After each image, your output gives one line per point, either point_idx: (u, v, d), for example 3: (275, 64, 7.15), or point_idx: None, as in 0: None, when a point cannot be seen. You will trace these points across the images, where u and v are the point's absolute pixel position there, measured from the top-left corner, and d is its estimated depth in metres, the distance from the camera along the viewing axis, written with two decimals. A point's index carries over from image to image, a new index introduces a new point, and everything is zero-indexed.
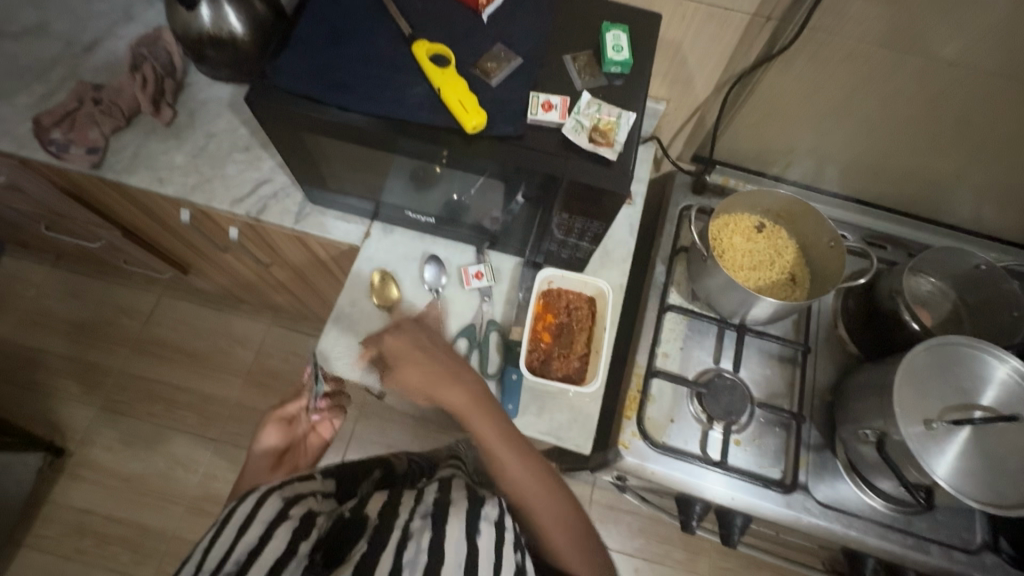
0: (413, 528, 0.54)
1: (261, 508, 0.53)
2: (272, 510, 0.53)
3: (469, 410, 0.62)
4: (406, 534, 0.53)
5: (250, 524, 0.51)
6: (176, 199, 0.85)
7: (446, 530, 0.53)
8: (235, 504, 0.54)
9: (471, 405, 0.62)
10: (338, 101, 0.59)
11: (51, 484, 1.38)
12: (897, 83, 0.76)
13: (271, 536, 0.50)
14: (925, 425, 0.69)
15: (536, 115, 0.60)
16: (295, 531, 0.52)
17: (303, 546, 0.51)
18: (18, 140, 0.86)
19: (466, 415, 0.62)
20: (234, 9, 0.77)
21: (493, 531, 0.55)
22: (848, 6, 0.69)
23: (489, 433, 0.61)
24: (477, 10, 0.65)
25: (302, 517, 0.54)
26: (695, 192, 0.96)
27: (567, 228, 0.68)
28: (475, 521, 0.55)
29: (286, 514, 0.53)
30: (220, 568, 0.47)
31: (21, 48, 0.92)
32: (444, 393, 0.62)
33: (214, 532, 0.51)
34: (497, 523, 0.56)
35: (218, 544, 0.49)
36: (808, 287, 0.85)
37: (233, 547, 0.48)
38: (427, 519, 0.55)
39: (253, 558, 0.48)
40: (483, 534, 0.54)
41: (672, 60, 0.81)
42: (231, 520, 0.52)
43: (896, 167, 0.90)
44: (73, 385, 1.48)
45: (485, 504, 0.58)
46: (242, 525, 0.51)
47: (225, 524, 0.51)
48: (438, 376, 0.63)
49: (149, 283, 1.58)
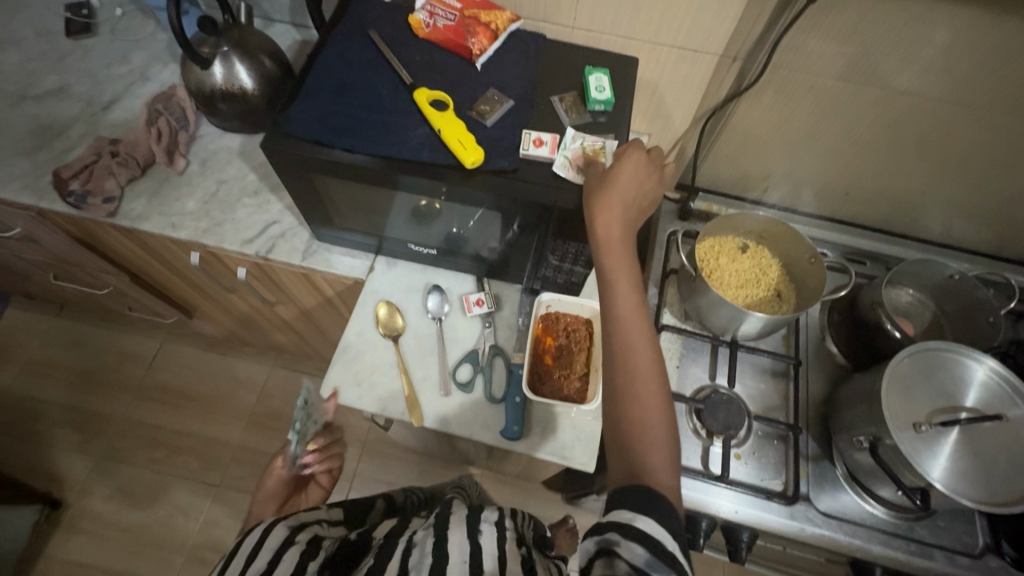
0: (416, 539, 0.54)
1: (269, 535, 0.54)
2: (278, 538, 0.54)
3: (614, 252, 0.57)
4: (410, 544, 0.53)
5: (259, 550, 0.52)
6: (187, 242, 0.89)
7: (448, 534, 0.52)
8: (243, 538, 0.55)
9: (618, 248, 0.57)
10: (346, 144, 0.64)
11: (47, 538, 1.35)
12: (857, 112, 0.83)
13: (281, 559, 0.51)
14: (914, 429, 0.72)
15: (528, 150, 0.65)
16: (304, 554, 0.53)
17: (313, 565, 0.52)
18: (37, 192, 0.90)
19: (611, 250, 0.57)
20: (245, 66, 0.83)
21: (493, 531, 0.55)
22: (805, 45, 0.76)
23: (621, 280, 0.56)
24: (471, 60, 0.72)
25: (308, 541, 0.55)
26: (681, 218, 1.02)
27: (561, 253, 0.74)
28: (474, 525, 0.54)
29: (293, 540, 0.54)
30: None
31: (42, 109, 0.99)
32: (604, 224, 0.58)
33: (223, 565, 0.52)
34: (498, 525, 0.56)
35: (230, 569, 0.51)
36: (793, 302, 0.90)
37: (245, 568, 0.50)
38: (429, 530, 0.54)
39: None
40: (484, 534, 0.53)
41: (651, 97, 0.88)
42: (239, 552, 0.52)
43: (866, 188, 0.96)
44: (73, 434, 1.47)
45: (483, 509, 0.58)
46: (252, 553, 0.52)
47: (235, 554, 0.52)
48: (618, 214, 0.58)
49: (152, 329, 1.61)
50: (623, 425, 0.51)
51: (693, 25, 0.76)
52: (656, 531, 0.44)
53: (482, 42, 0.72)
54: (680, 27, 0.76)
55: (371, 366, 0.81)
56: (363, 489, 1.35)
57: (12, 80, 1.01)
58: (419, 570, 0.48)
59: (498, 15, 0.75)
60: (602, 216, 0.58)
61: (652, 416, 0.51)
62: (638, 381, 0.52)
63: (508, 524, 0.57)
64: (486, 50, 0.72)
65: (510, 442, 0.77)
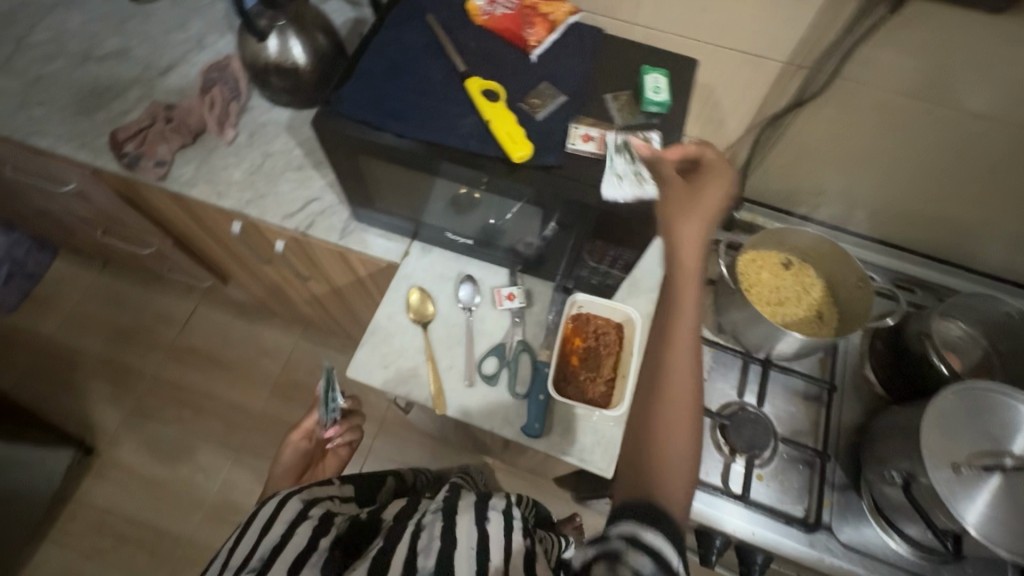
0: (426, 521, 0.52)
1: (283, 509, 0.56)
2: (292, 511, 0.55)
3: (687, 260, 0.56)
4: (419, 527, 0.51)
5: (274, 523, 0.53)
6: (231, 212, 0.91)
7: (457, 518, 0.51)
8: (259, 509, 0.57)
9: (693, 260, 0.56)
10: (395, 128, 0.64)
11: (78, 481, 1.42)
12: (924, 133, 0.78)
13: (294, 532, 0.52)
14: (953, 470, 0.68)
15: (575, 145, 0.64)
16: (316, 528, 0.53)
17: (323, 541, 0.52)
18: (95, 152, 0.94)
19: (683, 279, 0.56)
20: (300, 41, 0.84)
21: (502, 519, 0.52)
22: (876, 58, 0.72)
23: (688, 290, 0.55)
24: (527, 50, 0.71)
25: (321, 516, 0.56)
26: (723, 228, 1.00)
27: (598, 254, 0.72)
28: (483, 511, 0.52)
29: (307, 514, 0.55)
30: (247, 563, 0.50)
31: (104, 70, 1.02)
32: (682, 228, 0.57)
33: (238, 534, 0.54)
34: (506, 513, 0.53)
35: (245, 540, 0.53)
36: (835, 325, 0.86)
37: (259, 543, 0.51)
38: (439, 513, 0.53)
39: (277, 555, 0.50)
40: (493, 521, 0.51)
41: (706, 101, 0.86)
42: (256, 521, 0.54)
43: (926, 212, 0.91)
44: (108, 385, 1.54)
45: (494, 495, 0.55)
46: (266, 526, 0.53)
47: (250, 525, 0.54)
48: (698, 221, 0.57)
49: (188, 291, 1.65)
50: (653, 434, 0.51)
51: (759, 30, 0.73)
52: (664, 547, 0.43)
53: (540, 33, 0.71)
54: (745, 31, 0.73)
55: (398, 350, 0.82)
56: (376, 467, 1.38)
57: (77, 41, 1.04)
58: (427, 555, 0.48)
59: (558, 6, 0.74)
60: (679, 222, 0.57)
61: (681, 442, 0.51)
62: (677, 392, 0.52)
63: (519, 512, 0.54)
64: (543, 41, 0.71)
65: (530, 439, 0.77)
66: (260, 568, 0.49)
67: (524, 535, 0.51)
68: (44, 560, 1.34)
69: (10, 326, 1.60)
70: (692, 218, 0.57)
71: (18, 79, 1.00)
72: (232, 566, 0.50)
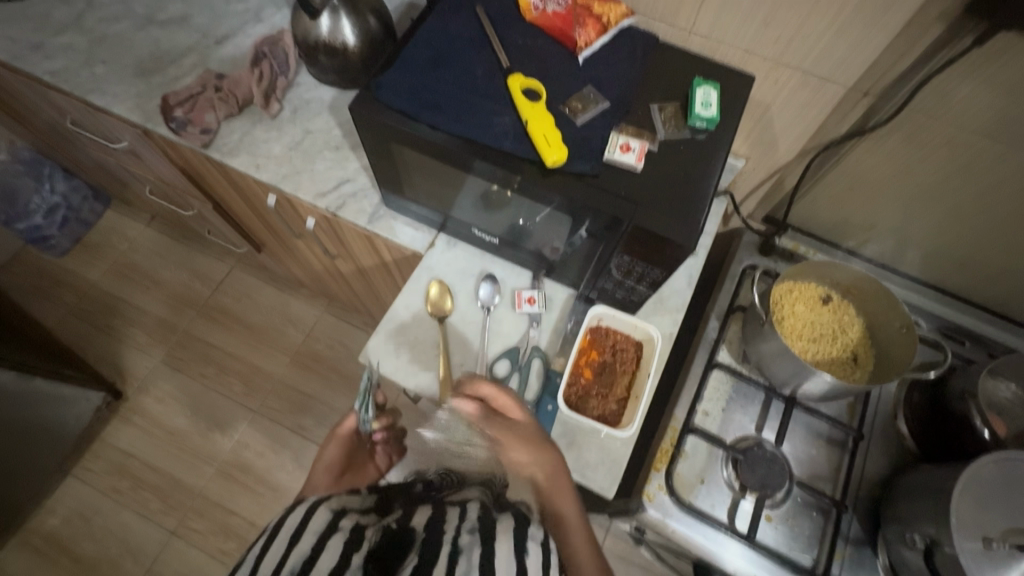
0: (462, 544, 0.52)
1: (312, 519, 0.57)
2: (322, 522, 0.57)
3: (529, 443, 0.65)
4: (456, 549, 0.51)
5: (303, 536, 0.54)
6: (267, 184, 0.92)
7: (495, 547, 0.51)
8: (284, 516, 0.58)
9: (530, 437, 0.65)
10: (430, 120, 0.63)
11: (104, 423, 1.49)
12: (998, 175, 0.72)
13: (324, 546, 0.52)
14: (983, 543, 0.63)
15: (613, 155, 0.62)
16: (346, 542, 0.54)
17: (354, 557, 0.52)
18: (146, 113, 0.96)
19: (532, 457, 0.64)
20: (351, 22, 0.84)
21: (539, 552, 0.53)
22: (956, 89, 0.66)
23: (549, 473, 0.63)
24: (574, 52, 0.68)
25: (350, 529, 0.56)
26: (761, 252, 0.94)
27: (625, 269, 0.68)
28: (521, 542, 0.53)
29: (336, 527, 0.56)
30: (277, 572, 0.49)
31: (163, 35, 1.04)
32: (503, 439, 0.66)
33: (266, 541, 0.55)
34: (543, 545, 0.54)
35: (272, 551, 0.52)
36: (870, 370, 0.81)
37: (288, 556, 0.51)
38: (475, 535, 0.53)
39: (308, 567, 0.50)
40: (532, 555, 0.51)
41: (758, 121, 0.81)
42: (284, 530, 0.55)
43: (984, 261, 0.85)
44: (141, 335, 1.60)
45: (532, 526, 0.56)
46: (295, 535, 0.54)
47: (276, 536, 0.55)
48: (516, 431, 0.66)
49: (224, 254, 1.70)
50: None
51: (826, 49, 0.68)
52: None
53: (590, 34, 0.69)
54: (810, 49, 0.69)
55: (412, 341, 0.81)
56: None
57: (142, 4, 1.08)
58: None
59: (612, 8, 0.70)
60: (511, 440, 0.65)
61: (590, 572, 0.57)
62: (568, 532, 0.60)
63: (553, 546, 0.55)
64: (592, 44, 0.68)
65: None
66: None
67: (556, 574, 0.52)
68: (66, 493, 1.42)
69: (59, 268, 1.68)
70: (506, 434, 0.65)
71: (85, 36, 1.04)
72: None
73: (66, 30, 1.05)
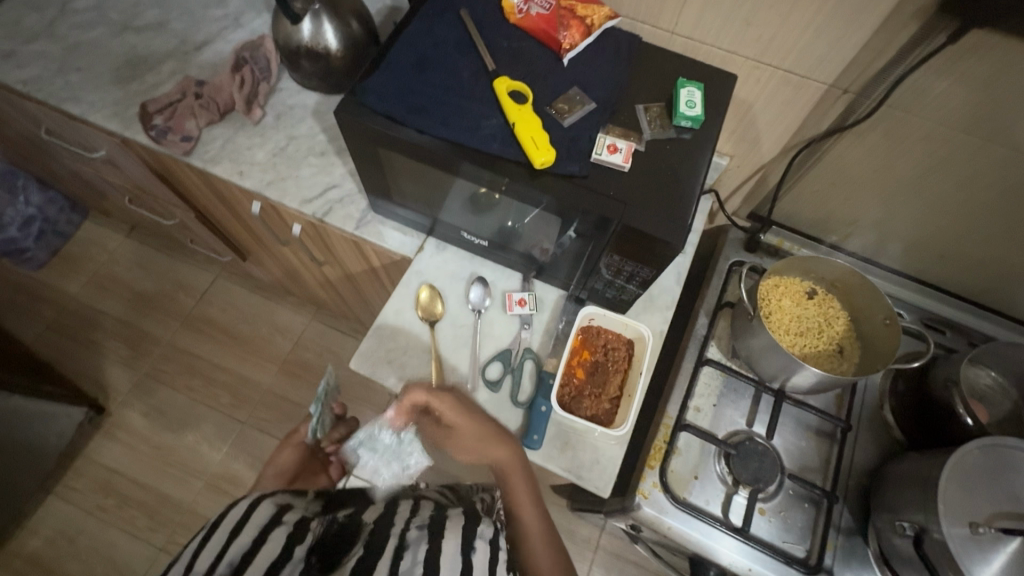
0: (410, 538, 0.54)
1: (255, 513, 0.56)
2: (265, 517, 0.56)
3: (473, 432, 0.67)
4: (403, 543, 0.53)
5: (245, 527, 0.53)
6: (251, 191, 0.91)
7: (443, 542, 0.54)
8: (226, 511, 0.57)
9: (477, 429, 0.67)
10: (416, 124, 0.63)
11: (87, 439, 1.46)
12: (975, 167, 0.74)
13: (266, 539, 0.52)
14: (969, 528, 0.64)
15: (600, 155, 0.62)
16: (291, 535, 0.54)
17: (298, 549, 0.52)
18: (124, 121, 0.95)
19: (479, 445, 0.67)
20: (333, 26, 0.83)
21: (487, 549, 0.55)
22: (931, 87, 0.68)
23: (498, 453, 0.66)
24: (559, 54, 0.68)
25: (295, 522, 0.56)
26: (747, 249, 0.96)
27: (615, 268, 0.69)
28: (470, 539, 0.55)
29: (280, 521, 0.56)
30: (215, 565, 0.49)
31: (141, 41, 1.03)
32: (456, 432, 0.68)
33: (206, 534, 0.54)
34: (492, 542, 0.57)
35: (211, 543, 0.52)
36: (856, 362, 0.83)
37: (228, 548, 0.51)
38: (424, 530, 0.56)
39: (250, 559, 0.49)
40: (478, 550, 0.54)
41: (741, 119, 0.82)
42: (226, 522, 0.55)
43: (964, 251, 0.87)
44: (123, 348, 1.57)
45: (481, 523, 0.58)
46: (237, 528, 0.54)
47: (217, 529, 0.54)
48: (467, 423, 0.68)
49: (207, 264, 1.67)
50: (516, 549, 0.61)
51: (805, 49, 0.69)
52: None
53: (575, 36, 0.69)
54: (791, 48, 0.70)
55: (403, 347, 0.81)
56: None
57: (118, 10, 1.06)
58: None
59: (596, 10, 0.71)
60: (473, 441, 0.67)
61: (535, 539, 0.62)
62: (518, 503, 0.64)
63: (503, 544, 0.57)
64: (577, 46, 0.68)
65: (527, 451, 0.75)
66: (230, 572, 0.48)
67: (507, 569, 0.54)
68: (48, 512, 1.38)
69: (36, 281, 1.64)
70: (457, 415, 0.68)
71: (59, 43, 1.02)
72: (199, 568, 0.50)
73: (39, 38, 1.03)
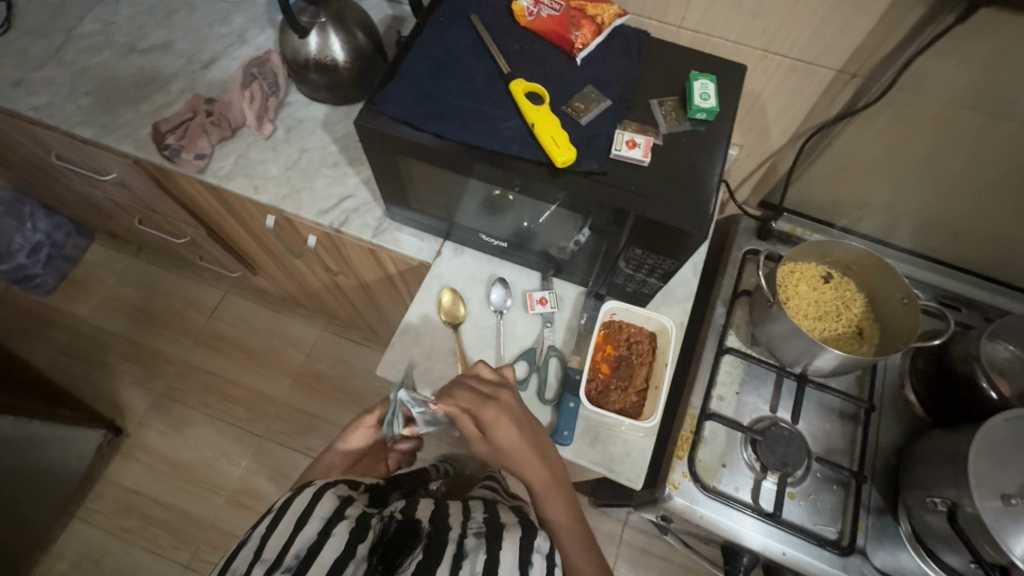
0: (467, 547, 0.54)
1: (319, 503, 0.56)
2: (329, 507, 0.56)
3: (513, 449, 0.61)
4: (460, 552, 0.53)
5: (309, 519, 0.54)
6: (267, 206, 0.92)
7: (500, 555, 0.53)
8: (293, 495, 0.58)
9: (519, 440, 0.62)
10: (435, 129, 0.64)
11: (107, 461, 1.46)
12: (984, 145, 0.75)
13: (329, 533, 0.53)
14: (1003, 500, 0.64)
15: (620, 151, 0.63)
16: (352, 532, 0.54)
17: (360, 547, 0.53)
18: (137, 142, 0.95)
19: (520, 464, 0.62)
20: (340, 39, 0.84)
21: (544, 565, 0.54)
22: (937, 69, 0.69)
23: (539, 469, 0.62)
24: (571, 54, 0.69)
25: (357, 516, 0.56)
26: (759, 237, 0.97)
27: (636, 264, 0.69)
28: (527, 552, 0.54)
29: (343, 513, 0.56)
30: (280, 559, 0.50)
31: (147, 62, 1.03)
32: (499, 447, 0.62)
33: (271, 519, 0.55)
34: (549, 558, 0.55)
35: (277, 532, 0.53)
36: (875, 343, 0.83)
37: (293, 541, 0.51)
38: (481, 539, 0.55)
39: (313, 557, 0.50)
40: (535, 566, 0.53)
41: (751, 108, 0.83)
42: (291, 510, 0.55)
43: (976, 230, 0.88)
44: (137, 369, 1.57)
45: (538, 535, 0.57)
46: (301, 518, 0.54)
47: (283, 515, 0.55)
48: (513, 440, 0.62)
49: (217, 280, 1.68)
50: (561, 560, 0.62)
51: (813, 36, 0.70)
52: None
53: (586, 35, 0.70)
54: (799, 36, 0.71)
55: (428, 350, 0.81)
56: None
57: (122, 33, 1.07)
58: None
59: (605, 8, 0.72)
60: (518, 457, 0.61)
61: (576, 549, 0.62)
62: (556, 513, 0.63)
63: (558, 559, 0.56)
64: (589, 45, 0.69)
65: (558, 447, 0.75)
66: (295, 569, 0.49)
67: None
68: (72, 536, 1.38)
69: (46, 307, 1.64)
70: (503, 429, 0.62)
71: (66, 69, 1.03)
72: (265, 558, 0.51)
73: (46, 65, 1.04)
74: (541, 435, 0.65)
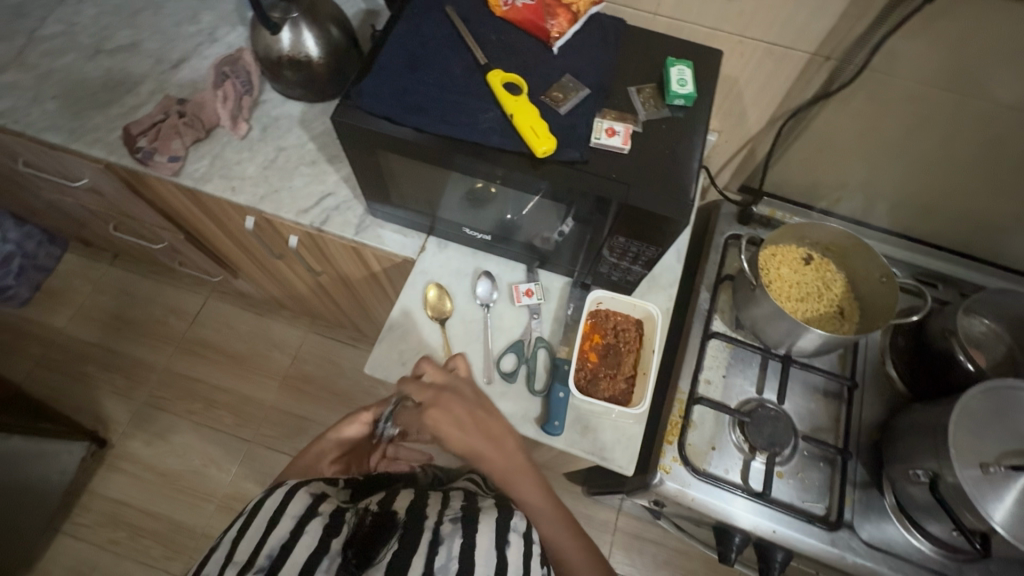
0: (443, 533, 0.55)
1: (291, 503, 0.56)
2: (301, 506, 0.56)
3: (465, 434, 0.61)
4: (437, 538, 0.54)
5: (281, 519, 0.53)
6: (245, 207, 0.90)
7: (478, 538, 0.54)
8: (264, 497, 0.57)
9: (472, 424, 0.61)
10: (414, 123, 0.63)
11: (91, 474, 1.43)
12: (953, 122, 0.77)
13: (303, 531, 0.52)
14: (980, 469, 0.66)
15: (600, 139, 0.63)
16: (326, 528, 0.54)
17: (335, 542, 0.52)
18: (107, 146, 0.93)
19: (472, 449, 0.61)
20: (313, 34, 0.83)
21: (521, 542, 0.55)
22: (907, 50, 0.70)
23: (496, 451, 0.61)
24: (548, 43, 0.69)
25: (330, 513, 0.56)
26: (741, 221, 0.98)
27: (619, 252, 0.70)
28: (504, 532, 0.55)
29: (316, 511, 0.56)
30: (251, 561, 0.49)
31: (115, 64, 1.01)
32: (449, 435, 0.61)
33: (243, 523, 0.54)
34: (525, 536, 0.56)
35: (247, 534, 0.51)
36: (856, 322, 0.85)
37: (266, 540, 0.50)
38: (458, 524, 0.56)
39: (287, 555, 0.49)
40: (512, 545, 0.54)
41: (728, 93, 0.84)
42: (263, 512, 0.54)
43: (948, 207, 0.90)
44: (119, 379, 1.54)
45: (515, 515, 0.58)
46: (274, 517, 0.53)
47: (255, 518, 0.53)
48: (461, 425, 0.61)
49: (197, 285, 1.65)
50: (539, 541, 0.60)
51: (786, 20, 0.71)
52: None
53: (562, 24, 0.70)
54: (773, 20, 0.71)
55: (416, 347, 0.81)
56: None
57: (87, 34, 1.03)
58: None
59: None
60: (470, 440, 0.61)
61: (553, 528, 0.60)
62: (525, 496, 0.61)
63: (536, 537, 0.58)
64: (565, 33, 0.69)
65: (550, 438, 0.75)
66: (268, 569, 0.48)
67: (540, 563, 0.55)
68: (58, 552, 1.35)
69: (21, 319, 1.60)
70: (446, 416, 0.61)
71: (30, 72, 1.00)
72: (236, 560, 0.49)
73: (8, 69, 1.00)
74: (491, 424, 0.63)
